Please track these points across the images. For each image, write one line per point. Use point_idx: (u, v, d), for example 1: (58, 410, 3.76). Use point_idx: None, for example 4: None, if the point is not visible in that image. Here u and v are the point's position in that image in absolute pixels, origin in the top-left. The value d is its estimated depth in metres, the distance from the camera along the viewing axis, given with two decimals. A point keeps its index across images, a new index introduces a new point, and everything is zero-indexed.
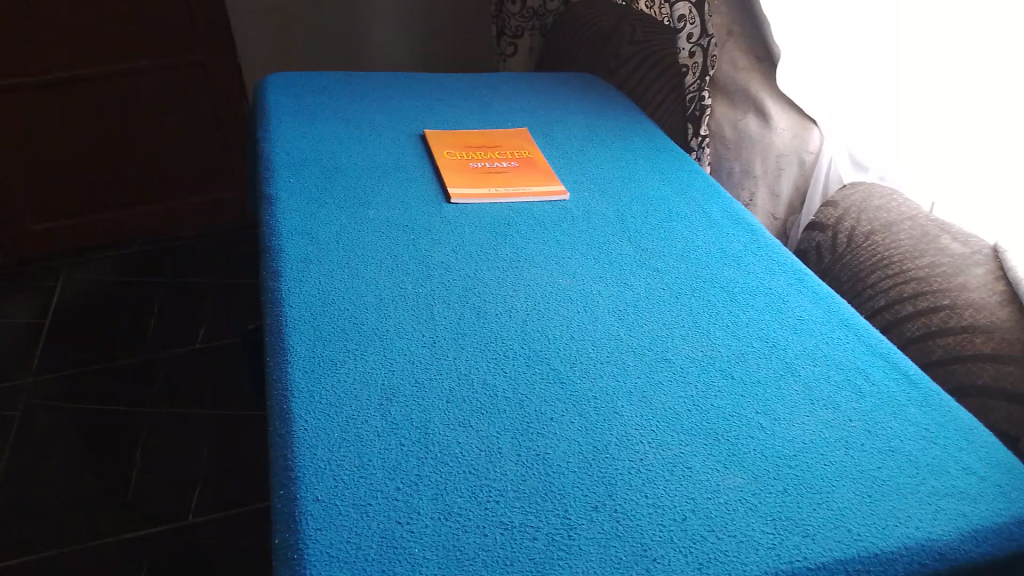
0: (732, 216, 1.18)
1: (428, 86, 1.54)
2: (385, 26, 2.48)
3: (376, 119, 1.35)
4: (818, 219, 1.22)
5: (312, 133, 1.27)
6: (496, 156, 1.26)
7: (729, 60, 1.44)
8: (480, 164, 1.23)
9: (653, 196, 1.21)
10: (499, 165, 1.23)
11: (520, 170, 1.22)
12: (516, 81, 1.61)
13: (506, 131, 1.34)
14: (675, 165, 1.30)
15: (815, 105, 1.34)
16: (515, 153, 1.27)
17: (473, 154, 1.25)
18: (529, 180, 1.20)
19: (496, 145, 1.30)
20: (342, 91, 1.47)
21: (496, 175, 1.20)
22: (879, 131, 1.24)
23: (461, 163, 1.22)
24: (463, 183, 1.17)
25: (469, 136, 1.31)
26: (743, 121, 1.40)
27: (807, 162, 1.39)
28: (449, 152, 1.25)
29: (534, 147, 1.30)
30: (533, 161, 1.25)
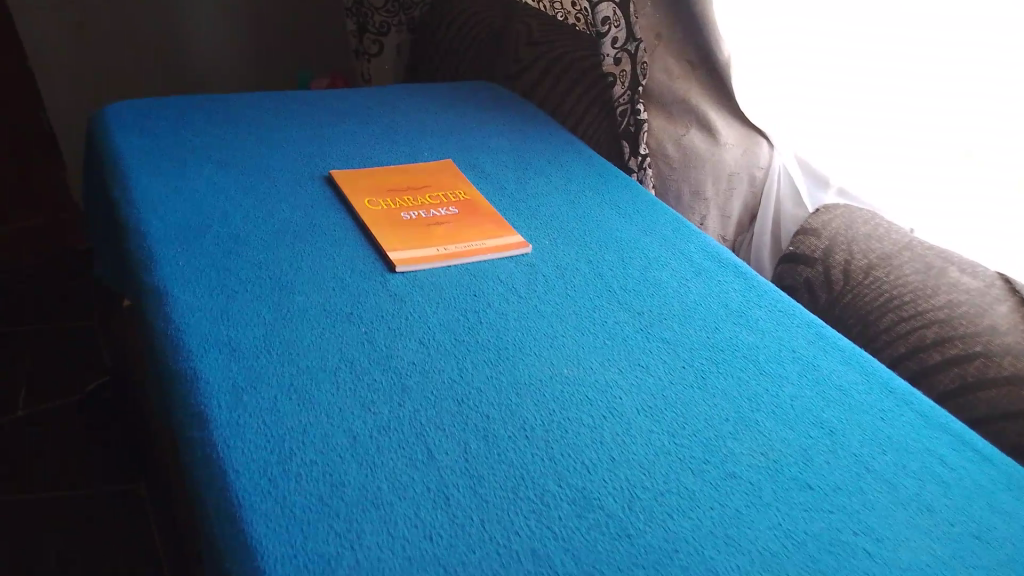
0: (713, 254, 1.02)
1: (313, 106, 1.28)
2: (209, 21, 2.12)
3: (264, 159, 1.08)
4: (798, 251, 1.09)
5: (191, 187, 0.99)
6: (429, 203, 1.04)
7: (662, 67, 1.27)
8: (415, 216, 1.00)
9: (621, 239, 1.03)
10: (438, 215, 1.01)
11: (465, 221, 1.01)
12: (412, 97, 1.38)
13: (431, 165, 1.12)
14: (630, 197, 1.13)
15: (769, 114, 1.21)
16: (451, 198, 1.05)
17: (403, 202, 1.03)
18: (480, 234, 0.98)
19: (424, 186, 1.07)
20: (210, 120, 1.17)
21: (439, 229, 0.98)
22: (843, 149, 1.11)
23: (393, 216, 0.99)
24: (402, 245, 0.94)
25: (389, 177, 1.08)
26: (686, 136, 1.24)
27: (757, 179, 1.25)
28: (374, 200, 1.02)
29: (470, 187, 1.09)
30: (475, 208, 1.04)
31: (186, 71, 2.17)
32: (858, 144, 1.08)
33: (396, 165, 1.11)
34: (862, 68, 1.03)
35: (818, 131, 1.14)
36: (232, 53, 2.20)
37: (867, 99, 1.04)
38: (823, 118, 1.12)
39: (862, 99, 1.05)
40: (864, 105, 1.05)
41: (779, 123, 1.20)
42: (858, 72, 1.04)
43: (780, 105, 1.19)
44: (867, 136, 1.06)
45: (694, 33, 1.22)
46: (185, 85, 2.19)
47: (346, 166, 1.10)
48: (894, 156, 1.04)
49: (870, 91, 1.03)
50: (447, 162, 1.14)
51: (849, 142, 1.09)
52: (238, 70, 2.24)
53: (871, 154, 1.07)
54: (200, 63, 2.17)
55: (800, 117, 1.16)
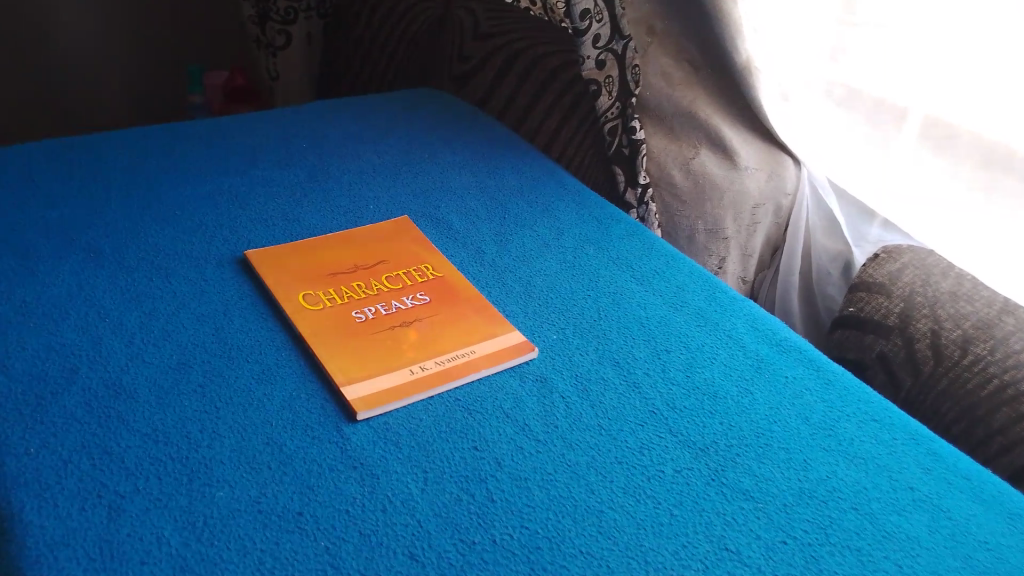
0: (768, 337, 0.78)
1: (213, 147, 0.97)
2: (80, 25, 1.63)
3: (152, 238, 0.79)
4: (861, 313, 0.86)
5: (47, 302, 0.69)
6: (387, 292, 0.76)
7: (659, 72, 1.01)
8: (372, 316, 0.73)
9: (651, 321, 0.77)
10: (404, 310, 0.74)
11: (442, 318, 0.74)
12: (342, 120, 1.08)
13: (385, 228, 0.85)
14: (644, 251, 0.88)
15: (801, 131, 0.96)
16: (417, 279, 0.78)
17: (351, 293, 0.75)
18: (466, 338, 0.72)
19: (378, 262, 0.79)
20: (72, 180, 0.86)
21: (409, 334, 0.71)
22: (897, 181, 0.85)
23: (343, 322, 0.71)
24: (359, 373, 0.66)
25: (327, 255, 0.79)
26: (696, 159, 0.98)
27: (784, 208, 1.01)
28: (311, 296, 0.74)
29: (440, 256, 0.82)
30: (452, 293, 0.77)
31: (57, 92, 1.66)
32: (917, 177, 0.82)
33: (336, 233, 0.82)
34: (926, 70, 0.77)
35: (864, 145, 0.88)
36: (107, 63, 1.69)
37: (935, 118, 0.78)
38: (871, 129, 0.87)
39: (928, 117, 0.79)
40: (930, 122, 0.79)
41: (811, 135, 0.95)
42: (920, 76, 0.78)
43: (810, 115, 0.94)
44: (931, 167, 0.81)
45: (698, 27, 0.96)
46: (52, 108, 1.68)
47: (267, 238, 0.81)
48: (968, 195, 0.78)
49: (937, 104, 0.77)
50: (401, 221, 0.86)
51: (907, 174, 0.83)
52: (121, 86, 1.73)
53: (932, 191, 0.81)
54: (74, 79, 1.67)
55: (839, 127, 0.90)
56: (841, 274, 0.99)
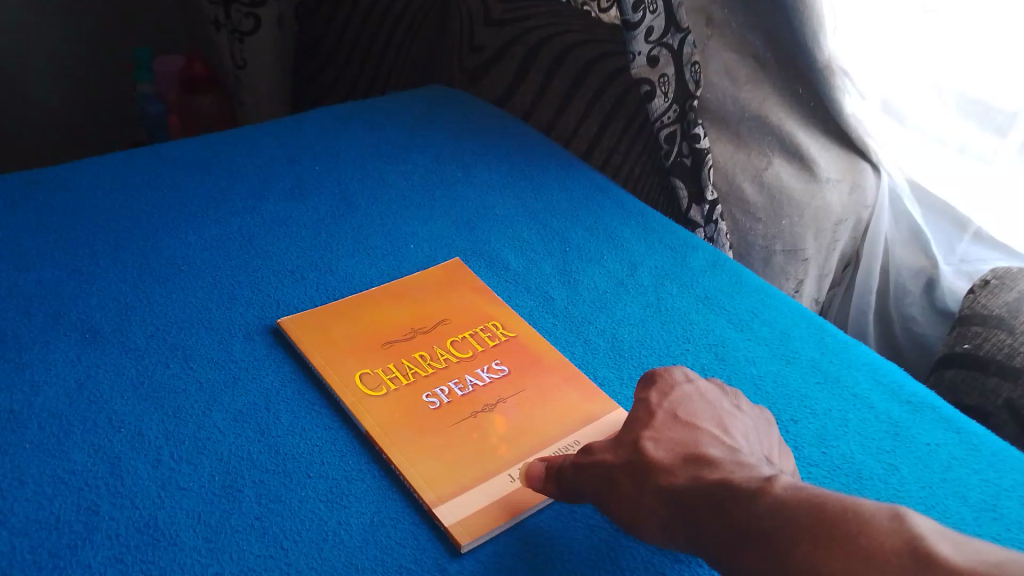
0: (894, 393, 0.67)
1: (209, 171, 0.80)
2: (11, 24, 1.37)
3: (159, 307, 0.64)
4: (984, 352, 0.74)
5: (42, 410, 0.55)
6: (457, 364, 0.63)
7: (720, 68, 0.89)
8: (447, 399, 0.60)
9: (767, 378, 0.67)
10: (482, 389, 0.61)
11: (528, 397, 0.61)
12: (353, 127, 0.93)
13: (436, 276, 0.71)
14: (732, 286, 0.76)
15: (893, 136, 0.84)
16: (488, 344, 0.65)
17: (416, 368, 0.62)
18: (561, 421, 0.59)
19: (437, 324, 0.67)
20: (44, 228, 0.70)
21: (495, 423, 0.58)
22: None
23: (413, 411, 0.58)
24: (450, 485, 0.53)
25: (378, 317, 0.66)
26: (769, 169, 0.87)
27: (862, 222, 0.91)
28: (370, 377, 0.60)
29: (508, 308, 0.69)
30: (532, 359, 0.64)
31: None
32: None
33: (381, 287, 0.69)
34: None
35: (957, 127, 0.77)
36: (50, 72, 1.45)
37: None
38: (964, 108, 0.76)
39: None
40: None
41: (891, 120, 0.84)
42: None
43: (891, 104, 0.82)
44: None
45: (766, 18, 0.84)
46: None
47: (301, 299, 0.67)
48: None
49: None
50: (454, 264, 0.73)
51: None
52: (71, 97, 1.50)
53: None
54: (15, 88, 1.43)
55: (924, 111, 0.80)
56: (923, 291, 0.89)
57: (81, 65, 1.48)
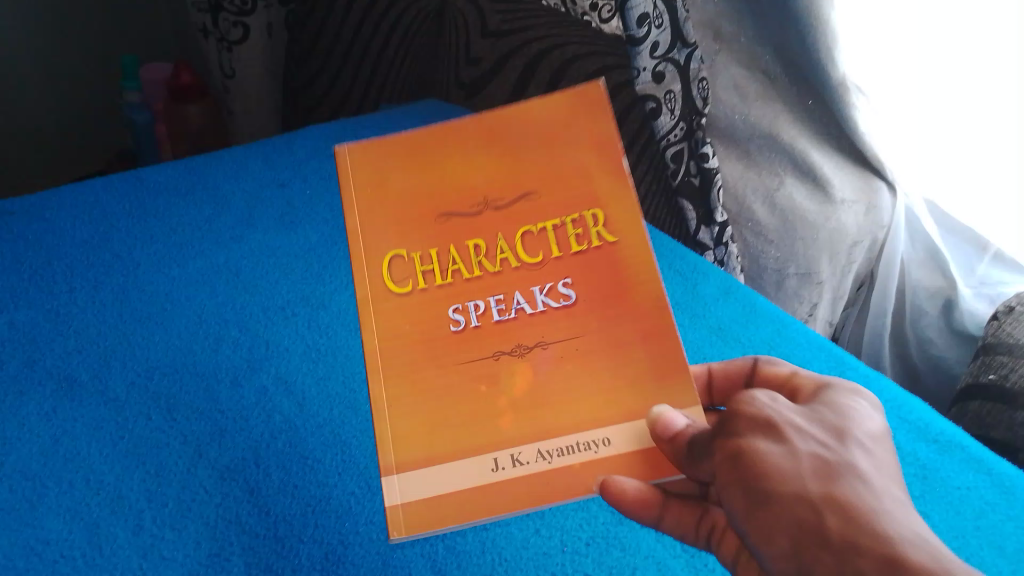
0: (920, 432, 0.64)
1: (193, 198, 0.76)
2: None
3: (143, 353, 0.60)
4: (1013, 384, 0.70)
5: (14, 472, 0.52)
6: (516, 273, 0.44)
7: (729, 84, 0.86)
8: (478, 322, 0.43)
9: None
10: (524, 322, 0.43)
11: (572, 362, 0.42)
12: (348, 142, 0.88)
13: (541, 134, 0.48)
14: (745, 316, 0.73)
15: (905, 152, 0.80)
16: (571, 248, 0.45)
17: (459, 266, 0.45)
18: (612, 390, 0.42)
19: (519, 198, 0.46)
20: (18, 267, 0.67)
21: (517, 380, 0.42)
22: None
23: (436, 332, 0.43)
24: (413, 453, 0.41)
25: (441, 177, 0.48)
26: (781, 190, 0.85)
27: (877, 242, 0.87)
28: (400, 265, 0.45)
29: (621, 194, 0.46)
30: (604, 298, 0.43)
31: None
32: None
33: (459, 124, 0.49)
34: None
35: (984, 137, 0.72)
36: (35, 85, 1.40)
37: None
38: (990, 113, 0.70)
39: None
40: None
41: (907, 134, 0.78)
42: None
43: (902, 121, 0.78)
44: None
45: (777, 30, 0.80)
46: None
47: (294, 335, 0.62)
48: None
49: None
50: (585, 126, 0.48)
51: None
52: (59, 111, 1.45)
53: None
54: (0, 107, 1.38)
55: (944, 120, 0.74)
56: (941, 313, 0.86)
57: (67, 79, 1.43)
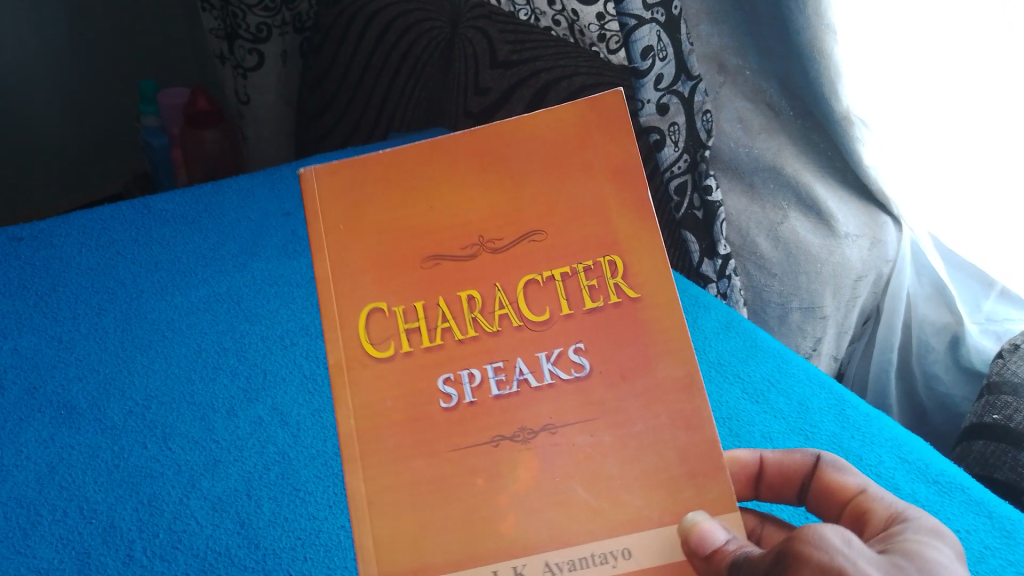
0: (920, 473, 0.63)
1: (199, 227, 0.77)
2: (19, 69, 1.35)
3: (143, 380, 0.61)
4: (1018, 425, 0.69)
5: (10, 499, 0.53)
6: (516, 334, 0.37)
7: (733, 116, 0.87)
8: (471, 399, 0.37)
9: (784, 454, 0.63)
10: (528, 399, 0.37)
11: (587, 455, 0.36)
12: None
13: (546, 158, 0.38)
14: (745, 350, 0.72)
15: (907, 188, 0.79)
16: (584, 306, 0.37)
17: (450, 325, 0.37)
18: (631, 488, 0.36)
19: (522, 240, 0.38)
20: (24, 293, 0.68)
21: (520, 475, 0.36)
22: None
23: (423, 414, 0.37)
24: (401, 560, 0.36)
25: (425, 212, 0.39)
26: (785, 224, 0.85)
27: (883, 276, 0.87)
28: (380, 322, 0.37)
29: (645, 236, 0.38)
30: (625, 376, 0.37)
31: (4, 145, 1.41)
32: None
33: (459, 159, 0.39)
34: None
35: (984, 167, 0.71)
36: (60, 109, 1.43)
37: None
38: (984, 143, 0.70)
39: None
40: None
41: (907, 168, 0.78)
42: None
43: (904, 155, 0.77)
44: None
45: (780, 64, 0.82)
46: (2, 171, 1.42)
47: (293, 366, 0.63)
48: None
49: None
50: (601, 147, 0.38)
51: None
52: (82, 135, 1.49)
53: None
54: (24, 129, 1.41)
55: (941, 153, 0.73)
56: (947, 348, 0.85)
57: (91, 104, 1.47)
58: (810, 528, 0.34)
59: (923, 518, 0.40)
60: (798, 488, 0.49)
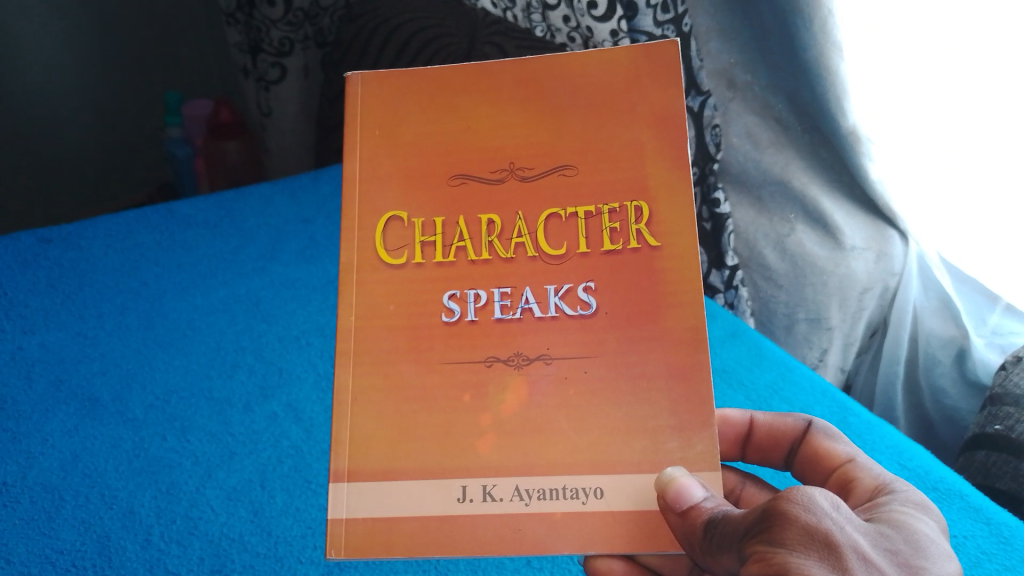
0: (919, 479, 0.64)
1: (220, 232, 0.79)
2: (51, 82, 1.39)
3: (163, 376, 0.63)
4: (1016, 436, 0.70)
5: (35, 484, 0.55)
6: (531, 262, 0.42)
7: (743, 132, 0.89)
8: (473, 317, 0.41)
9: None
10: (528, 325, 0.41)
11: (576, 388, 0.40)
12: None
13: (594, 98, 0.42)
14: (752, 360, 0.74)
15: (913, 205, 0.81)
16: (603, 245, 0.41)
17: (465, 244, 0.42)
18: (615, 431, 0.40)
19: (552, 172, 0.42)
20: (53, 289, 0.71)
21: (507, 398, 0.40)
22: None
23: (424, 322, 0.41)
24: (373, 462, 0.40)
25: (460, 130, 0.43)
26: (791, 236, 0.87)
27: (890, 290, 0.88)
28: (398, 231, 0.42)
29: (671, 188, 0.41)
30: (627, 316, 0.41)
31: (37, 156, 1.45)
32: None
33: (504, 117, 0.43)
34: None
35: (987, 181, 0.72)
36: (90, 119, 1.47)
37: None
38: (982, 155, 0.71)
39: None
40: None
41: (913, 184, 0.79)
42: None
43: (911, 174, 0.79)
44: None
45: (789, 80, 0.83)
46: (33, 180, 1.46)
47: (307, 364, 0.64)
48: None
49: None
50: (626, 109, 0.42)
51: None
52: (109, 144, 1.52)
53: None
54: (54, 140, 1.45)
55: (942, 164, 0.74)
56: (953, 362, 0.84)
57: (118, 114, 1.51)
58: (800, 491, 0.37)
59: (910, 490, 0.43)
60: (785, 451, 0.53)
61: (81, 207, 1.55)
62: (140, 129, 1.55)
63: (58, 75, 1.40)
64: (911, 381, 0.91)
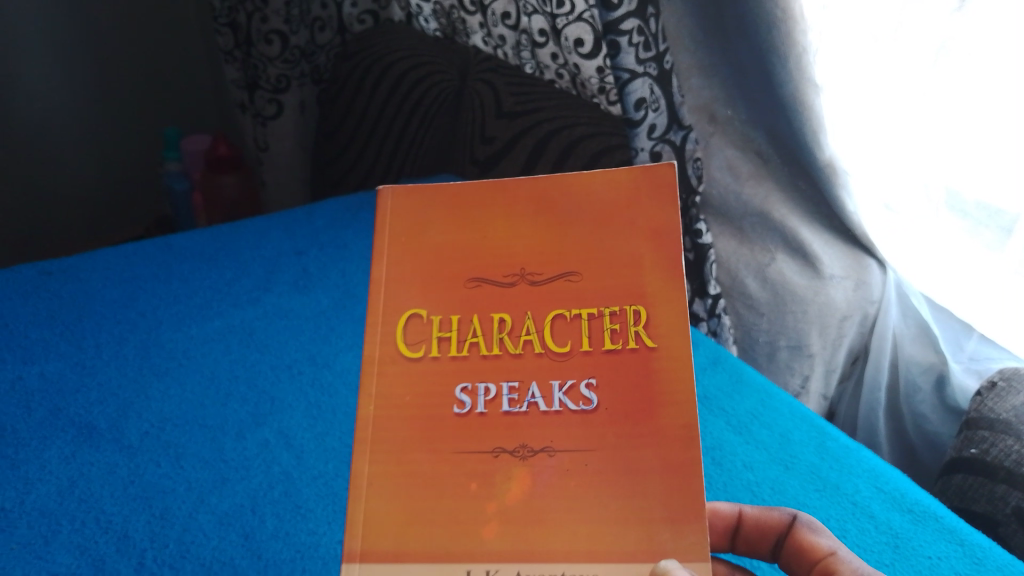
0: (895, 502, 0.65)
1: (216, 263, 0.81)
2: (53, 123, 1.43)
3: (159, 405, 0.65)
4: (988, 458, 0.72)
5: (33, 510, 0.57)
6: (537, 360, 0.38)
7: (722, 164, 0.92)
8: (483, 409, 0.38)
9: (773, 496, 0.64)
10: (534, 420, 0.37)
11: (578, 480, 0.37)
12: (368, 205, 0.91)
13: (597, 213, 0.40)
14: (735, 391, 0.75)
15: (887, 237, 0.84)
16: (603, 345, 0.38)
17: (478, 340, 0.39)
18: (613, 521, 0.36)
19: (557, 279, 0.39)
20: (51, 321, 0.73)
21: (512, 487, 0.37)
22: (1011, 298, 0.72)
23: (434, 412, 0.38)
24: (384, 542, 0.37)
25: (478, 239, 0.41)
26: (772, 265, 0.90)
27: (869, 316, 0.90)
28: (417, 327, 0.39)
29: (670, 293, 0.38)
30: (631, 409, 0.37)
31: (40, 194, 1.48)
32: None
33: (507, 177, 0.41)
34: None
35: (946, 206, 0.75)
36: (89, 157, 1.50)
37: None
38: (947, 184, 0.73)
39: None
40: None
41: (887, 213, 0.82)
42: None
43: (885, 206, 0.82)
44: None
45: (764, 115, 0.87)
46: (35, 217, 1.49)
47: (299, 391, 0.66)
48: None
49: None
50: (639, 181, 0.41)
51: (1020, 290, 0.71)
52: (111, 181, 1.56)
53: None
54: (56, 178, 1.48)
55: (914, 195, 0.77)
56: (933, 388, 0.86)
57: (119, 153, 1.54)
58: None
59: None
60: (773, 544, 0.52)
61: (79, 241, 1.57)
62: (141, 167, 1.58)
63: (61, 115, 1.44)
64: (891, 407, 0.93)
